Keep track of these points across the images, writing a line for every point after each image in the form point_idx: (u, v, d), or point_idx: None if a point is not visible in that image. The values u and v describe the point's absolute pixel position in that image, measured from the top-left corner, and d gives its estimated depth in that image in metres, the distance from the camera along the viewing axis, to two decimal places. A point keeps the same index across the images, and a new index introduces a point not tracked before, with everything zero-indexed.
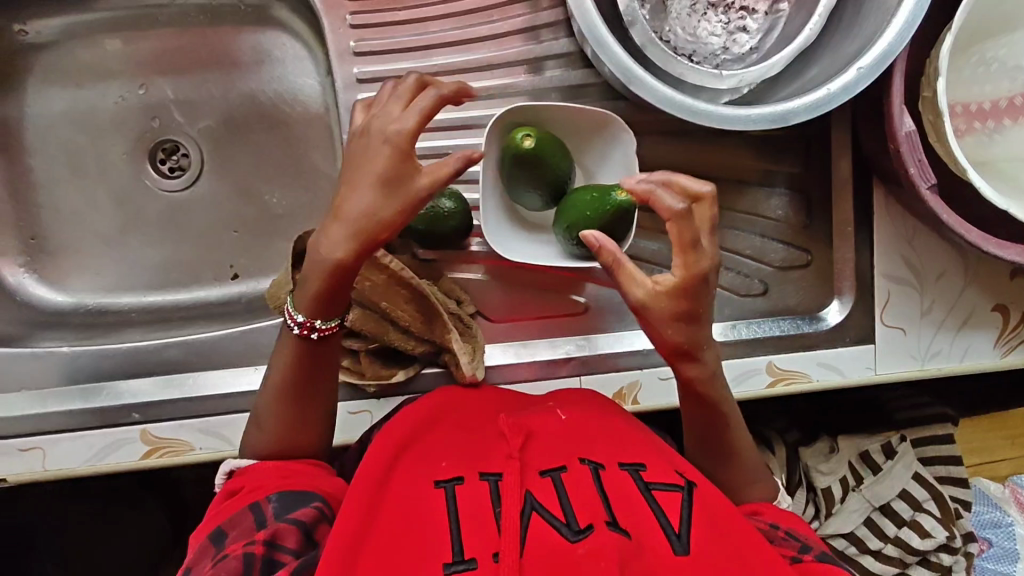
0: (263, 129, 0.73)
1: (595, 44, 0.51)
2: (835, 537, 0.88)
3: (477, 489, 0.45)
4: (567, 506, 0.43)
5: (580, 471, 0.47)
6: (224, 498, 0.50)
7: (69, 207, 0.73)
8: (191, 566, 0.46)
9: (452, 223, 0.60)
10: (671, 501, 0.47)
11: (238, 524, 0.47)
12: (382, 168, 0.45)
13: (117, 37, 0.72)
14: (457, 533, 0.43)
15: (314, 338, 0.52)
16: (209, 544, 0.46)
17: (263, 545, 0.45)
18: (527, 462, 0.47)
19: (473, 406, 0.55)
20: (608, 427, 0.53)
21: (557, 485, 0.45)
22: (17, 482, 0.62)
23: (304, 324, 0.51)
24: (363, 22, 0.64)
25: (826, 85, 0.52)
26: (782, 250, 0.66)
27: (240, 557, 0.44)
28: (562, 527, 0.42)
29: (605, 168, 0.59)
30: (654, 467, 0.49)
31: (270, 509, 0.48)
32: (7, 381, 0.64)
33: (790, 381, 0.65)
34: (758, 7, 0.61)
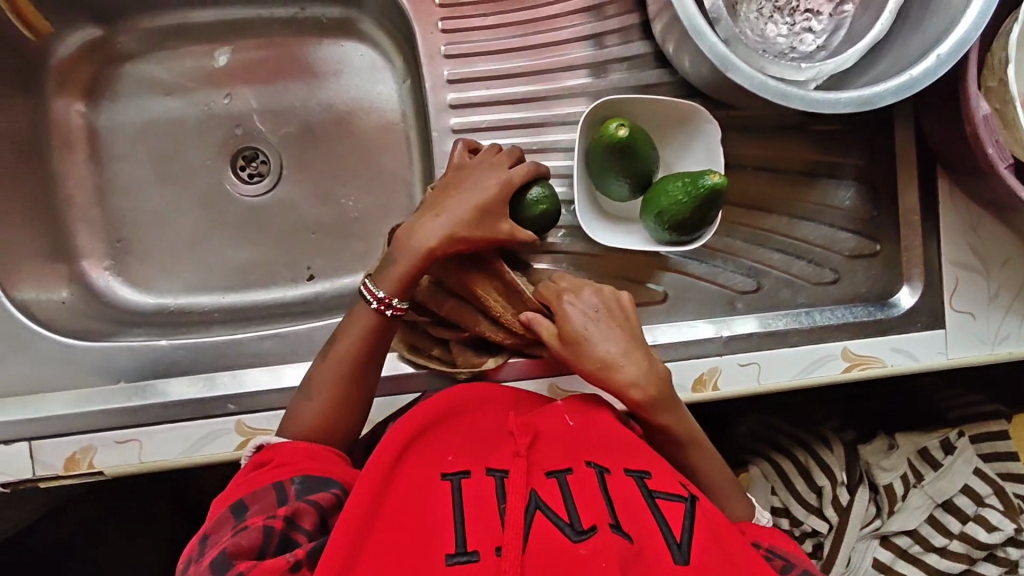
0: (342, 135, 0.76)
1: (692, 32, 0.54)
2: (899, 536, 0.89)
3: (485, 485, 0.48)
4: (572, 508, 0.46)
5: (584, 473, 0.49)
6: (253, 468, 0.52)
7: (154, 212, 0.75)
8: (212, 532, 0.48)
9: (543, 207, 0.60)
10: (673, 511, 0.49)
11: (262, 498, 0.49)
12: (479, 209, 0.58)
13: (204, 47, 0.75)
14: (460, 527, 0.45)
15: (388, 315, 0.58)
16: (229, 514, 0.48)
17: (283, 520, 0.48)
18: (534, 463, 0.49)
19: (487, 402, 0.57)
20: (610, 432, 0.55)
21: (563, 487, 0.47)
22: (112, 475, 0.62)
23: (384, 300, 0.57)
24: (454, 27, 0.67)
25: (909, 70, 0.55)
26: (851, 240, 0.68)
27: (260, 529, 0.47)
28: (564, 526, 0.44)
29: (687, 158, 0.62)
30: (658, 475, 0.52)
31: (292, 487, 0.50)
32: (96, 373, 0.64)
33: (866, 366, 0.66)
34: (823, 9, 0.65)
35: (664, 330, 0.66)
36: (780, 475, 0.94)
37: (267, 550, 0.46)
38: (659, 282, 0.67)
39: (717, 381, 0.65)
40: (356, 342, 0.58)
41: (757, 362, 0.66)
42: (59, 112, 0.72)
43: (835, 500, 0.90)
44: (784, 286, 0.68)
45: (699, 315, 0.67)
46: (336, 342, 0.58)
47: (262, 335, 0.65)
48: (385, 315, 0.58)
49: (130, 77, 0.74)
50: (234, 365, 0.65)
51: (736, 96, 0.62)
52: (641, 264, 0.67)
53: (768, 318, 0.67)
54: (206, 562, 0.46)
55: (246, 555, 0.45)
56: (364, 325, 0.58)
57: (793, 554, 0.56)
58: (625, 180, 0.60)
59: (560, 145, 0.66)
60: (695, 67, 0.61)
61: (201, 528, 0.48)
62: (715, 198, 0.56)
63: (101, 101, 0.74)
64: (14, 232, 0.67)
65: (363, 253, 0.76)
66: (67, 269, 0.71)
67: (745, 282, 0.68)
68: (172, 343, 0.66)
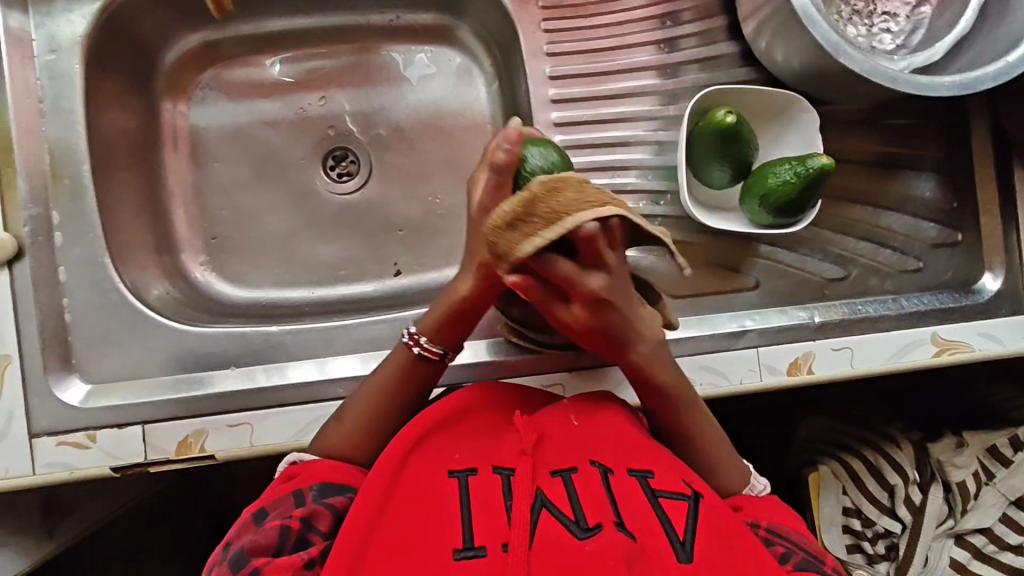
0: (432, 134, 0.78)
1: (803, 19, 0.58)
2: (972, 534, 0.84)
3: (491, 483, 0.48)
4: (576, 505, 0.46)
5: (590, 472, 0.49)
6: (282, 478, 0.54)
7: (246, 208, 0.76)
8: (236, 535, 0.51)
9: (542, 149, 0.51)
10: (676, 509, 0.48)
11: (278, 505, 0.52)
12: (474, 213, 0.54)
13: (305, 51, 0.78)
14: (467, 521, 0.46)
15: (416, 352, 0.59)
16: (251, 519, 0.52)
17: (299, 522, 0.50)
18: (540, 461, 0.49)
19: (490, 399, 0.58)
20: (619, 428, 0.54)
21: (568, 486, 0.47)
22: (222, 459, 0.62)
23: (413, 335, 0.59)
24: (555, 27, 0.70)
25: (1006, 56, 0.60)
26: (934, 229, 0.71)
27: (276, 530, 0.50)
28: (569, 524, 0.44)
29: (784, 147, 0.65)
30: (662, 475, 0.51)
31: (310, 492, 0.52)
32: (202, 359, 0.64)
33: (956, 350, 0.67)
34: (900, 11, 0.67)
35: (760, 316, 0.68)
36: (850, 473, 0.91)
37: (282, 548, 0.49)
38: (751, 270, 0.69)
39: (812, 366, 0.66)
40: (397, 369, 0.59)
41: (850, 347, 0.67)
42: (165, 111, 0.75)
43: (908, 500, 0.86)
44: (871, 274, 0.70)
45: (792, 302, 0.69)
46: (381, 366, 0.60)
47: (374, 320, 0.66)
48: (427, 355, 0.59)
49: (232, 79, 0.77)
50: (340, 352, 0.65)
51: (829, 87, 0.65)
52: (734, 253, 0.69)
53: (858, 304, 0.69)
54: (228, 562, 0.49)
55: (263, 552, 0.49)
56: (400, 359, 0.59)
57: (795, 536, 0.54)
58: (726, 168, 0.63)
59: (638, 139, 0.70)
60: (789, 58, 0.64)
61: (228, 530, 0.52)
62: (821, 179, 0.58)
63: (203, 102, 0.76)
64: (123, 221, 0.69)
65: (450, 248, 0.77)
66: (167, 262, 0.72)
67: (833, 269, 0.70)
68: (283, 329, 0.65)
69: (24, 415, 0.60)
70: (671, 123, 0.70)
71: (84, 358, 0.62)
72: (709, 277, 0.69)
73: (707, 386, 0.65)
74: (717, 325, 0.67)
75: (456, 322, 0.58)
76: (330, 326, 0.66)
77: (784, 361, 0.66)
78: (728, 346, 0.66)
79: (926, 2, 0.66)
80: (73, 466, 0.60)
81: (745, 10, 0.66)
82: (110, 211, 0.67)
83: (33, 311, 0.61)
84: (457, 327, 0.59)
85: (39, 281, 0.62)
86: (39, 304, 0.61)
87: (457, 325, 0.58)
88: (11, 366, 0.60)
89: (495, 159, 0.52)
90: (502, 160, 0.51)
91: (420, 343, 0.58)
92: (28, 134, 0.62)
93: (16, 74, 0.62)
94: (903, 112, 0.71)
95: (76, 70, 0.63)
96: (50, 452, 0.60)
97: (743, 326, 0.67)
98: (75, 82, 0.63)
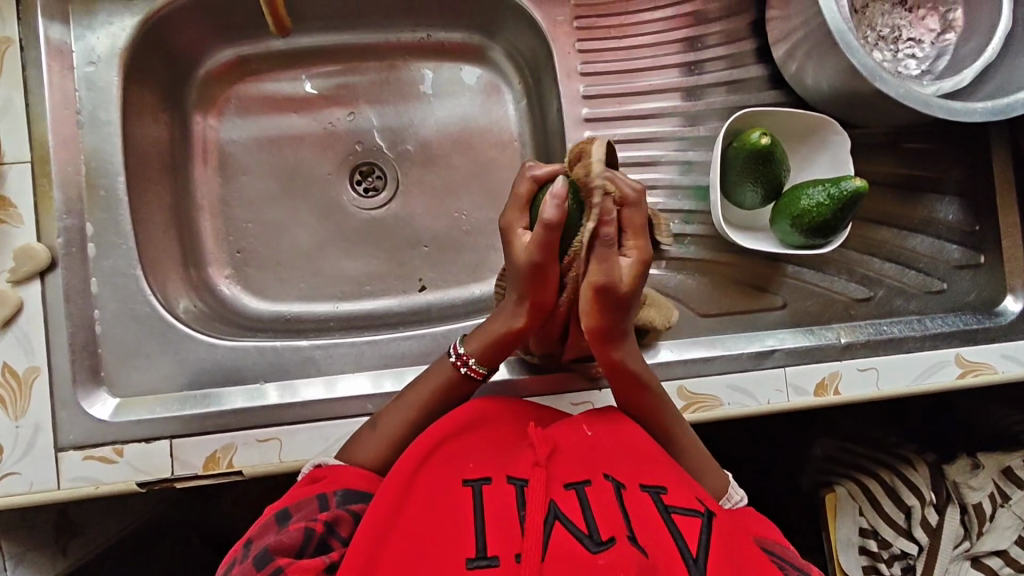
0: (461, 151, 0.78)
1: (842, 44, 0.60)
2: (989, 557, 0.82)
3: (504, 492, 0.47)
4: (590, 519, 0.44)
5: (602, 486, 0.48)
6: (305, 483, 0.53)
7: (273, 222, 0.76)
8: (257, 536, 0.49)
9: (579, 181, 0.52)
10: (689, 525, 0.47)
11: (302, 508, 0.50)
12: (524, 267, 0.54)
13: (336, 66, 0.79)
14: (481, 531, 0.44)
15: (461, 372, 0.58)
16: (273, 521, 0.50)
17: (323, 525, 0.49)
18: (554, 474, 0.48)
19: (498, 407, 0.56)
20: (630, 444, 0.54)
21: (581, 500, 0.46)
22: (249, 475, 0.62)
23: (460, 355, 0.58)
24: (589, 47, 0.72)
25: None
26: (957, 251, 0.72)
27: (301, 531, 0.48)
28: (584, 537, 0.43)
29: (813, 168, 0.67)
30: (674, 491, 0.50)
31: (334, 498, 0.51)
32: (231, 375, 0.64)
33: (979, 372, 0.68)
34: (925, 38, 0.68)
35: (788, 335, 0.68)
36: (867, 495, 0.88)
37: (305, 551, 0.48)
38: (779, 290, 0.69)
39: (838, 386, 0.66)
40: (437, 387, 0.58)
41: (876, 367, 0.67)
42: (196, 125, 0.76)
43: (925, 521, 0.84)
44: (896, 295, 0.71)
45: (819, 322, 0.69)
46: (420, 383, 0.59)
47: (405, 335, 0.66)
48: (471, 377, 0.59)
49: (262, 94, 0.78)
50: (369, 367, 0.65)
51: (858, 110, 0.66)
52: (763, 273, 0.69)
53: (883, 325, 0.70)
54: (248, 562, 0.47)
55: (285, 553, 0.48)
56: (443, 376, 0.59)
57: (788, 552, 0.53)
58: (759, 189, 0.64)
59: (668, 158, 0.70)
60: (818, 80, 0.66)
61: (248, 531, 0.50)
62: (854, 202, 0.59)
63: (233, 116, 0.77)
64: (153, 232, 0.69)
65: (475, 264, 0.76)
66: (194, 275, 0.72)
67: (859, 290, 0.71)
68: (314, 344, 0.65)
69: (51, 428, 0.59)
70: (699, 143, 0.71)
71: (114, 372, 0.62)
72: (737, 295, 0.69)
73: (734, 405, 0.65)
74: (746, 344, 0.67)
75: (506, 348, 0.58)
76: (361, 341, 0.66)
77: (811, 381, 0.66)
78: (757, 365, 0.66)
79: (951, 30, 0.68)
80: (99, 480, 0.59)
81: (773, 37, 0.69)
82: (142, 224, 0.68)
83: (64, 323, 0.61)
84: (505, 351, 0.59)
85: (71, 292, 0.61)
86: (70, 315, 0.61)
87: (507, 351, 0.59)
88: (39, 378, 0.60)
89: (544, 220, 0.49)
90: (555, 219, 0.49)
91: (469, 364, 0.58)
92: (65, 145, 0.63)
93: (55, 86, 0.63)
94: (926, 135, 0.72)
95: (114, 81, 0.65)
96: (76, 466, 0.59)
97: (771, 346, 0.67)
98: (112, 91, 0.65)
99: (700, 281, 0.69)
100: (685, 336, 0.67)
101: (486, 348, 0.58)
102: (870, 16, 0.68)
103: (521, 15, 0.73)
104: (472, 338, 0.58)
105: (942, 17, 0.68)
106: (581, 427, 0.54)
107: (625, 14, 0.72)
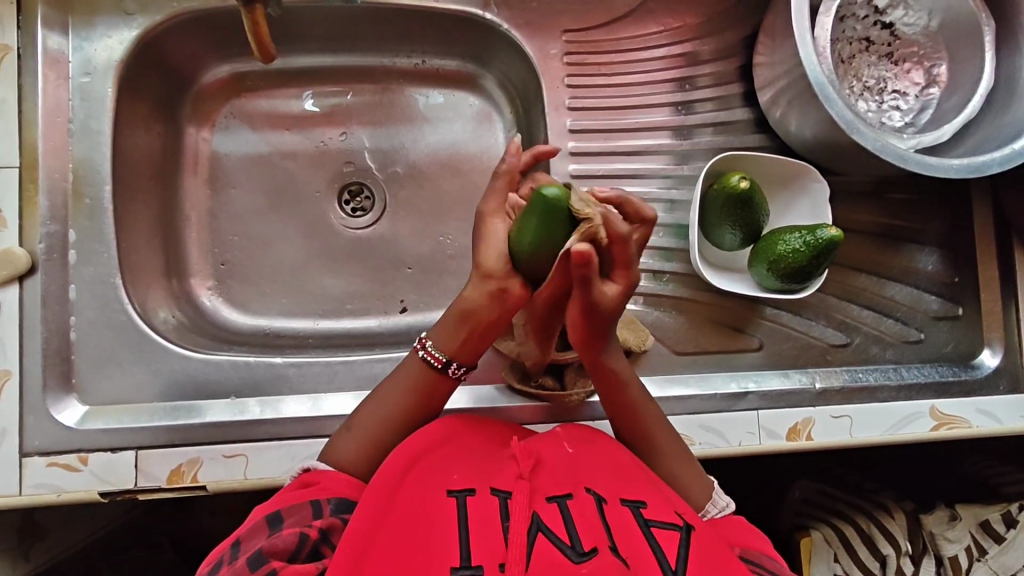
0: (449, 175, 0.79)
1: (821, 97, 0.61)
2: None
3: (488, 505, 0.47)
4: (572, 530, 0.45)
5: (584, 500, 0.48)
6: (297, 488, 0.52)
7: (258, 237, 0.76)
8: (247, 537, 0.49)
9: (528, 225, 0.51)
10: (669, 539, 0.47)
11: (295, 513, 0.50)
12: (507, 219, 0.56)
13: (333, 87, 0.80)
14: (465, 540, 0.44)
15: (420, 356, 0.57)
16: (265, 522, 0.49)
17: (318, 532, 0.48)
18: (536, 487, 0.48)
19: (477, 429, 0.56)
20: (611, 460, 0.54)
21: (563, 512, 0.46)
22: (213, 491, 0.61)
23: (422, 340, 0.58)
24: (579, 83, 0.73)
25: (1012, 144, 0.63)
26: (936, 302, 0.72)
27: (295, 536, 0.48)
28: (566, 548, 0.43)
29: (793, 215, 0.68)
30: (653, 505, 0.50)
31: (328, 506, 0.51)
32: (201, 388, 0.64)
33: (954, 425, 0.67)
34: (909, 91, 0.69)
35: (762, 377, 0.68)
36: (842, 539, 0.86)
37: (298, 556, 0.47)
38: (756, 331, 0.70)
39: (811, 432, 0.66)
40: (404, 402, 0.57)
41: (850, 415, 0.67)
42: (188, 137, 0.77)
43: (901, 571, 0.83)
44: (873, 342, 0.71)
45: (794, 366, 0.70)
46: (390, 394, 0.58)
47: (379, 357, 0.66)
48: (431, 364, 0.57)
49: (256, 110, 0.79)
50: (341, 389, 0.65)
51: (838, 160, 0.67)
52: (740, 312, 0.70)
53: (859, 372, 0.70)
54: (242, 563, 0.47)
55: (279, 557, 0.47)
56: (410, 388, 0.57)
57: (774, 566, 0.52)
58: (738, 232, 0.64)
59: (652, 196, 0.71)
60: (801, 127, 0.67)
61: (237, 531, 0.50)
62: (830, 250, 0.60)
63: (227, 130, 0.78)
64: (138, 242, 0.70)
65: (457, 288, 0.76)
66: (176, 285, 0.73)
67: (836, 336, 0.71)
68: (288, 362, 0.65)
69: (18, 432, 0.60)
70: (683, 181, 0.71)
71: (85, 380, 0.62)
72: (713, 334, 0.69)
73: (705, 446, 0.65)
74: (719, 384, 0.67)
75: (463, 335, 0.56)
76: (336, 361, 0.66)
77: (784, 425, 0.66)
78: (730, 406, 0.66)
79: (935, 84, 0.69)
80: (61, 487, 0.59)
81: (760, 83, 0.70)
82: (126, 233, 0.68)
83: (40, 327, 0.61)
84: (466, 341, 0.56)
85: (48, 297, 0.62)
86: (46, 320, 0.62)
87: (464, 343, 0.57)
88: (9, 382, 0.60)
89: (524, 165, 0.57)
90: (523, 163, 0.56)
91: (427, 347, 0.57)
92: (54, 152, 0.63)
93: (49, 94, 0.64)
94: (910, 187, 0.73)
95: (109, 93, 0.66)
96: (39, 472, 0.59)
97: (746, 388, 0.67)
98: (106, 102, 0.66)
99: (678, 318, 0.69)
100: (659, 372, 0.68)
101: (448, 334, 0.56)
102: (857, 67, 0.69)
103: (515, 48, 0.74)
104: (439, 334, 0.57)
105: (927, 72, 0.69)
106: (562, 444, 0.54)
107: (618, 52, 0.74)
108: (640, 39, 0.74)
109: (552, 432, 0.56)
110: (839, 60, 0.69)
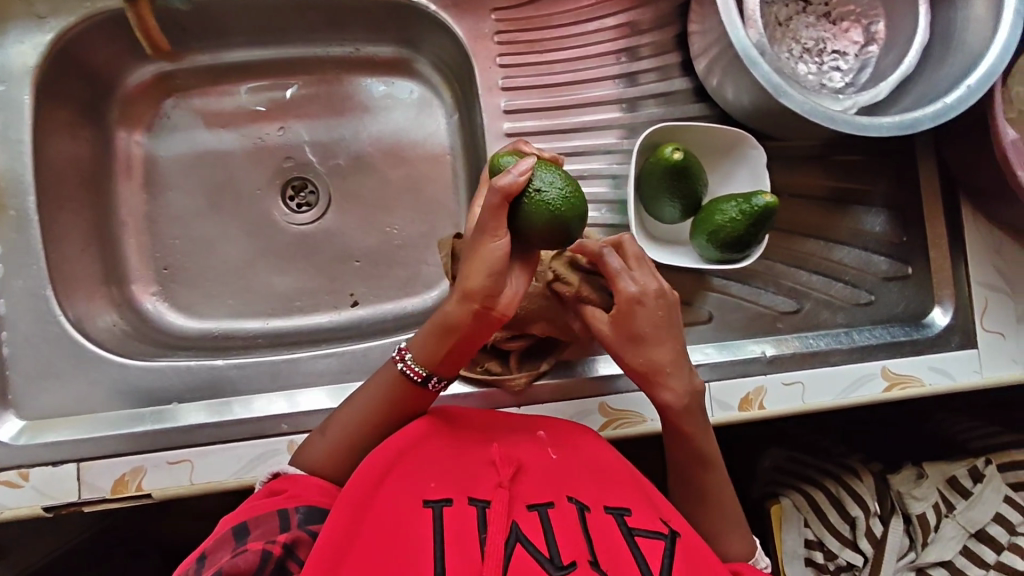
0: (391, 164, 0.78)
1: (746, 62, 0.60)
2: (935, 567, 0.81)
3: (465, 515, 0.46)
4: (552, 542, 0.44)
5: (566, 509, 0.47)
6: (263, 496, 0.50)
7: (200, 238, 0.75)
8: (211, 551, 0.45)
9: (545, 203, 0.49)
10: (652, 550, 0.47)
11: (262, 523, 0.47)
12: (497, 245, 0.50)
13: (266, 81, 0.78)
14: (440, 553, 0.43)
15: (399, 368, 0.55)
16: (229, 535, 0.46)
17: (283, 546, 0.46)
18: (517, 495, 0.48)
19: (455, 431, 0.54)
20: (594, 462, 0.53)
21: (544, 522, 0.46)
22: (161, 499, 0.60)
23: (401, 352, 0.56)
24: (511, 62, 0.71)
25: (944, 98, 0.62)
26: (885, 262, 0.72)
27: (259, 553, 0.45)
28: (545, 562, 0.43)
29: (734, 183, 0.67)
30: (638, 512, 0.50)
31: (296, 517, 0.48)
32: (144, 395, 0.63)
33: (905, 386, 0.68)
34: (849, 50, 0.69)
35: (714, 349, 0.68)
36: (813, 505, 0.87)
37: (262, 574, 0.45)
38: (704, 303, 0.69)
39: (763, 401, 0.66)
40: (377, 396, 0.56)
41: (801, 381, 0.67)
42: (119, 141, 0.75)
43: (870, 532, 0.83)
44: (823, 307, 0.71)
45: (747, 336, 0.69)
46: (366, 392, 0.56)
47: (323, 354, 0.65)
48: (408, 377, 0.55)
49: (190, 109, 0.77)
50: (289, 386, 0.64)
51: (776, 125, 0.66)
52: (689, 285, 0.69)
53: (810, 338, 0.69)
54: None
55: None
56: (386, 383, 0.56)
57: None
58: (677, 205, 0.63)
59: (596, 173, 0.70)
60: (738, 94, 0.66)
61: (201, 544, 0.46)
62: (767, 217, 0.59)
63: (160, 132, 0.76)
64: (72, 251, 0.68)
65: (406, 279, 0.75)
66: (117, 293, 0.72)
67: (786, 303, 0.70)
68: (231, 363, 0.64)
69: None
70: (626, 156, 0.70)
71: (23, 395, 0.61)
72: None
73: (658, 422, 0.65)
74: None
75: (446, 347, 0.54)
76: (280, 359, 0.65)
77: (735, 396, 0.66)
78: None
79: (873, 42, 0.69)
80: (4, 505, 0.58)
81: (695, 51, 0.69)
82: (58, 244, 0.67)
83: None
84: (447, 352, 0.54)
85: None
86: None
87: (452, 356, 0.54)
88: None
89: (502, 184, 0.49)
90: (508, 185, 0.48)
91: (405, 360, 0.55)
92: None
93: None
94: (856, 148, 0.72)
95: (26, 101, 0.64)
96: None
97: (695, 360, 0.67)
98: (24, 112, 0.64)
99: None
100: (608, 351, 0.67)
101: (429, 348, 0.54)
102: (794, 28, 0.68)
103: (444, 29, 0.73)
104: (418, 344, 0.55)
105: (865, 30, 0.69)
106: (546, 449, 0.53)
107: (549, 28, 0.72)
108: (573, 12, 0.72)
109: (534, 430, 0.55)
110: (775, 23, 0.68)
